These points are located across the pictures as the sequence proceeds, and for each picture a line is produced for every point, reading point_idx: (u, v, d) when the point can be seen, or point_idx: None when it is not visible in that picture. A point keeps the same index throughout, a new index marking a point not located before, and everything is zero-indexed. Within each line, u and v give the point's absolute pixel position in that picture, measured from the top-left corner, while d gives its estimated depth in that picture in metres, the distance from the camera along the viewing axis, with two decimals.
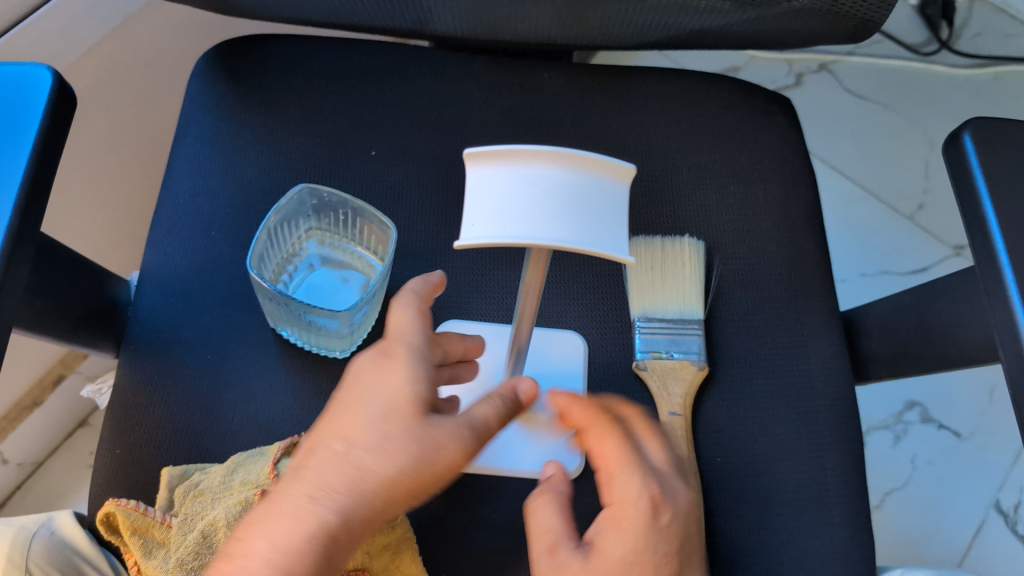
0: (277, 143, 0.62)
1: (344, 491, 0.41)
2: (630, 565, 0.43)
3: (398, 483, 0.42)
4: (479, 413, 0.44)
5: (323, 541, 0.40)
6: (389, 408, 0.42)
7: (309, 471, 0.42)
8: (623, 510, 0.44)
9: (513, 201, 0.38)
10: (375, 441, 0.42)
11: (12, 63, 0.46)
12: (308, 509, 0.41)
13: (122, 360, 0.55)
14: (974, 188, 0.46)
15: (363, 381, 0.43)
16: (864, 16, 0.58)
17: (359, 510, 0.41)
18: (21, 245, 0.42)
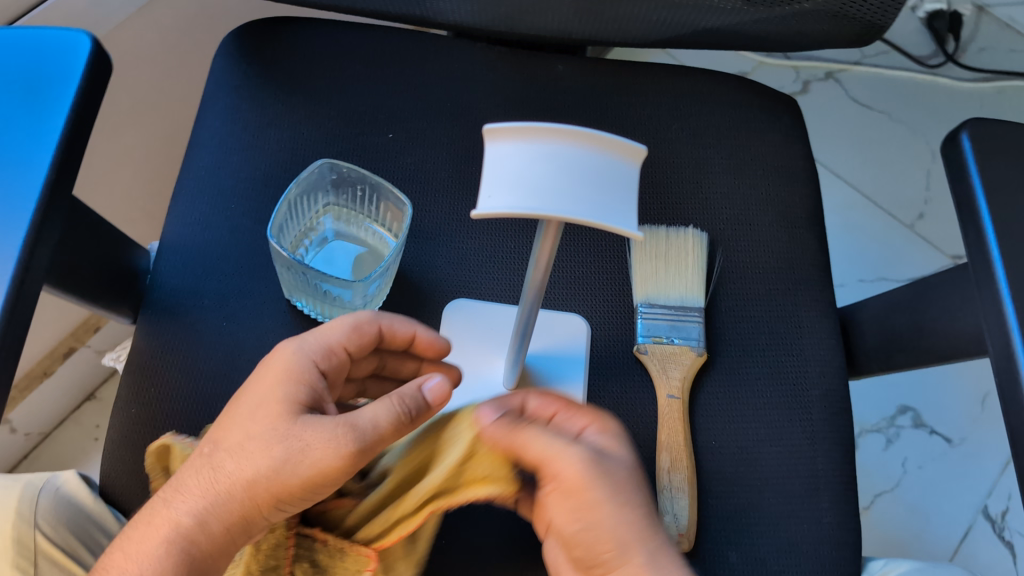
0: (298, 123, 0.64)
1: (202, 494, 0.45)
2: (638, 470, 0.45)
3: (255, 484, 0.44)
4: (367, 411, 0.44)
5: (176, 542, 0.44)
6: (258, 411, 0.45)
7: (179, 475, 0.46)
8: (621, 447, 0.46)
9: (529, 176, 0.40)
10: (235, 445, 0.45)
11: (53, 28, 0.49)
12: (168, 511, 0.44)
13: (140, 324, 0.57)
14: (970, 185, 0.48)
15: (249, 387, 0.47)
16: (870, 19, 0.60)
17: (213, 512, 0.44)
18: (57, 201, 0.44)
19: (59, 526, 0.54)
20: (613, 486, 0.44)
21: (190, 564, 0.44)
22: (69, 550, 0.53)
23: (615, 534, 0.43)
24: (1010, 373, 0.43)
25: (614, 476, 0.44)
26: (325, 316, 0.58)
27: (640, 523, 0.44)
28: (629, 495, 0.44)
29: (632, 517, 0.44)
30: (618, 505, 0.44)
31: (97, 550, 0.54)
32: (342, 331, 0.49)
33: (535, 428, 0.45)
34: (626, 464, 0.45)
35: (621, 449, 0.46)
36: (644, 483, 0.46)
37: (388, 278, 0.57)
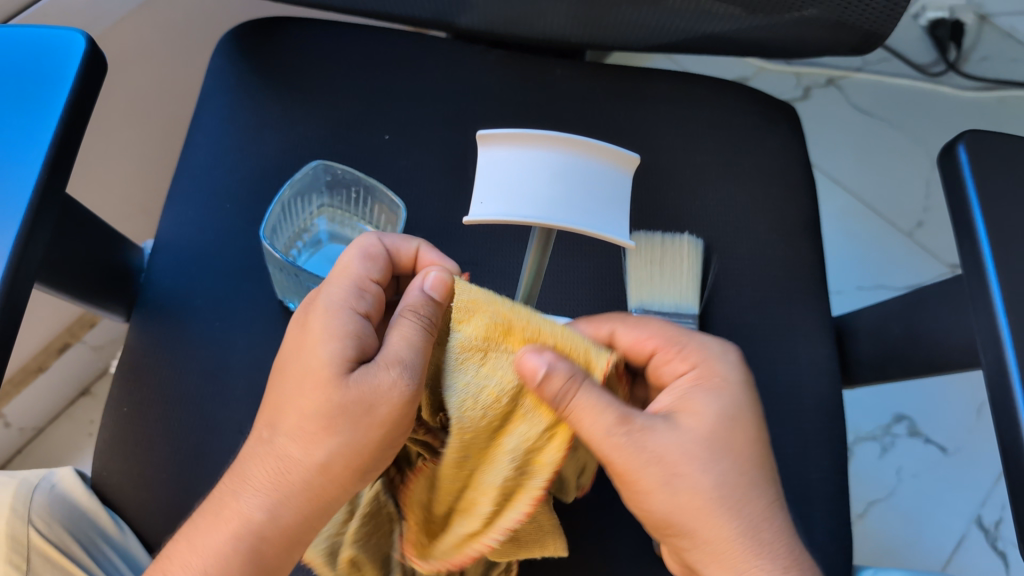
0: (294, 123, 0.64)
1: (270, 485, 0.45)
2: (711, 437, 0.45)
3: (327, 466, 0.44)
4: (411, 348, 0.43)
5: (245, 538, 0.45)
6: (305, 382, 0.44)
7: (241, 465, 0.46)
8: (691, 406, 0.46)
9: (524, 183, 0.40)
10: (296, 428, 0.44)
11: (47, 26, 0.48)
12: (238, 506, 0.45)
13: (133, 323, 0.57)
14: (966, 197, 0.48)
15: (291, 356, 0.46)
16: (869, 29, 0.60)
17: (285, 504, 0.45)
18: (49, 198, 0.44)
19: (53, 523, 0.53)
20: (671, 466, 0.43)
21: (257, 558, 0.45)
22: (63, 547, 0.53)
23: (677, 520, 0.44)
24: (1002, 387, 0.43)
25: (666, 455, 0.44)
26: None
27: (714, 500, 0.44)
28: (692, 474, 0.44)
29: (697, 498, 0.43)
30: (687, 486, 0.43)
31: (90, 546, 0.53)
32: (356, 261, 0.48)
33: (586, 390, 0.40)
34: (692, 437, 0.44)
35: (692, 414, 0.46)
36: (723, 451, 0.45)
37: None
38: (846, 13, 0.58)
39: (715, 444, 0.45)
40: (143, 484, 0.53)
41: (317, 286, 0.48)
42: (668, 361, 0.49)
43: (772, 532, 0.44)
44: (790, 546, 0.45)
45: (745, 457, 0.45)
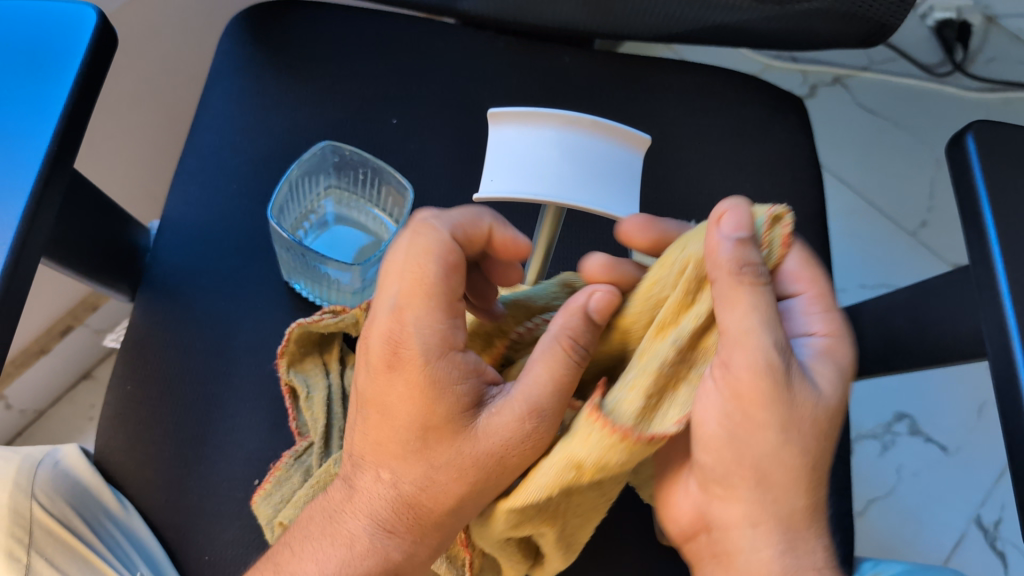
0: (302, 106, 0.64)
1: (401, 522, 0.44)
2: (836, 412, 0.41)
3: (459, 511, 0.43)
4: (544, 391, 0.40)
5: (383, 573, 0.45)
6: (423, 433, 0.41)
7: (363, 500, 0.45)
8: (822, 365, 0.42)
9: (535, 163, 0.40)
10: (418, 476, 0.43)
11: (59, 1, 0.48)
12: (372, 542, 0.45)
13: (139, 301, 0.57)
14: (974, 188, 0.48)
15: (396, 401, 0.42)
16: (880, 20, 0.59)
17: (419, 543, 0.45)
18: (59, 169, 0.44)
19: (56, 498, 0.53)
20: (790, 419, 0.39)
21: None
22: (65, 522, 0.53)
23: (765, 464, 0.41)
24: (1007, 376, 0.43)
25: (803, 412, 0.40)
26: (324, 299, 0.58)
27: (809, 473, 0.41)
28: (811, 436, 0.40)
29: (797, 459, 0.40)
30: (798, 443, 0.40)
31: (93, 522, 0.53)
32: (433, 275, 0.41)
33: (760, 286, 0.38)
34: (833, 406, 0.41)
35: (828, 387, 0.41)
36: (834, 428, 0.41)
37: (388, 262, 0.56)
38: (856, 4, 0.58)
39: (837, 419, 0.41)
40: (145, 462, 0.53)
41: (391, 305, 0.42)
42: (805, 314, 0.44)
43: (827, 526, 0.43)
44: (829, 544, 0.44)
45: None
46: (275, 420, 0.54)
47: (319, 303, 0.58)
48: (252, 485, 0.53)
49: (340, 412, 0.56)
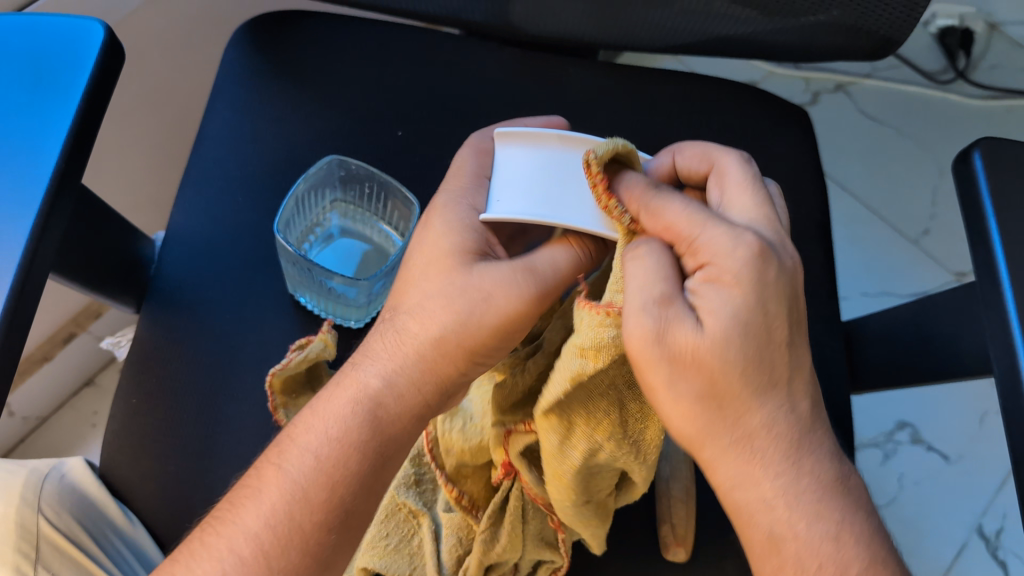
0: (308, 118, 0.64)
1: (394, 359, 0.44)
2: (738, 333, 0.36)
3: (440, 335, 0.44)
4: (548, 267, 0.44)
5: (362, 404, 0.43)
6: (432, 264, 0.45)
7: (365, 344, 0.46)
8: (720, 268, 0.37)
9: (534, 184, 0.44)
10: (414, 299, 0.45)
11: (66, 16, 0.48)
12: (358, 376, 0.44)
13: (144, 313, 0.57)
14: (981, 204, 0.48)
15: (410, 252, 0.47)
16: (885, 34, 0.59)
17: (406, 380, 0.44)
18: (67, 186, 0.44)
19: (61, 511, 0.53)
20: (678, 365, 0.36)
21: (371, 432, 0.43)
22: (70, 535, 0.53)
23: (682, 418, 0.38)
24: (1014, 395, 0.43)
25: (683, 354, 0.36)
26: (329, 312, 0.58)
27: (774, 439, 0.38)
28: (743, 387, 0.37)
29: (698, 406, 0.37)
30: (689, 390, 0.37)
31: (99, 535, 0.53)
32: (471, 162, 0.47)
33: (637, 262, 0.39)
34: (744, 341, 0.36)
35: (720, 313, 0.36)
36: (739, 361, 0.36)
37: (392, 277, 0.56)
38: (861, 19, 0.58)
39: (760, 349, 0.37)
40: (151, 475, 0.53)
41: (432, 199, 0.47)
42: None
43: (853, 483, 0.39)
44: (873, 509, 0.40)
45: (806, 384, 0.39)
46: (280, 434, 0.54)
47: (324, 316, 0.58)
48: None
49: None
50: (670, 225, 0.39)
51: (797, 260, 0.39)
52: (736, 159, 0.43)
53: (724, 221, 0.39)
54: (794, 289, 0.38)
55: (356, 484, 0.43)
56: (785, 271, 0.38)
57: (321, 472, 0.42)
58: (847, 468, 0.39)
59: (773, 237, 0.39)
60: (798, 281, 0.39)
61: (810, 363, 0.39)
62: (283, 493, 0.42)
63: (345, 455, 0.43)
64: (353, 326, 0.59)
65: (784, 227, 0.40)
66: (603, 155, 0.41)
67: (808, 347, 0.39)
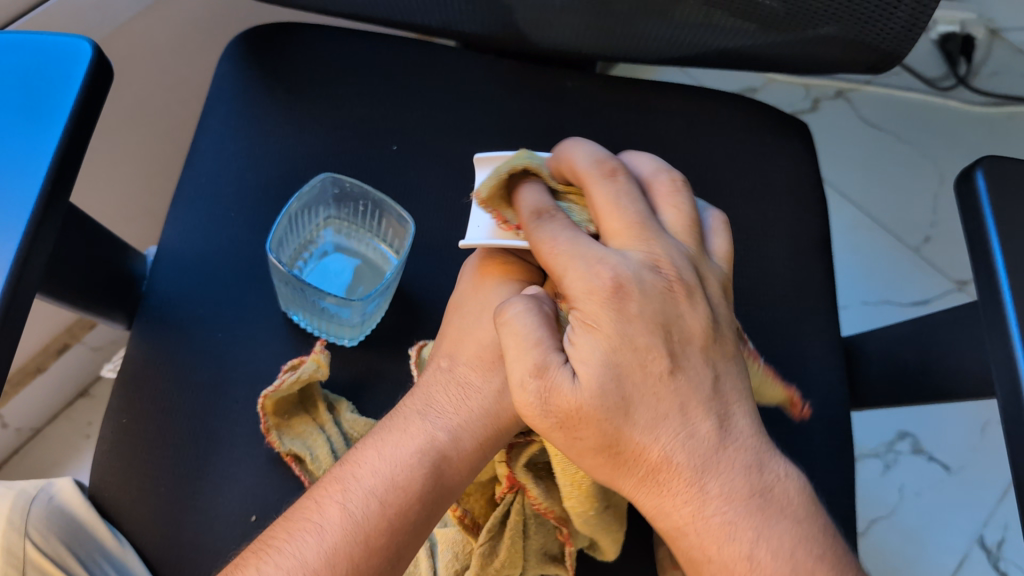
0: (302, 131, 0.63)
1: (454, 412, 0.47)
2: (609, 376, 0.39)
3: (504, 396, 0.48)
4: None
5: (429, 453, 0.45)
6: (490, 319, 0.49)
7: (422, 393, 0.48)
8: (589, 311, 0.40)
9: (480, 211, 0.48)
10: (477, 357, 0.49)
11: (54, 34, 0.48)
12: (423, 425, 0.46)
13: (134, 332, 0.56)
14: (983, 223, 0.47)
15: (467, 310, 0.50)
16: (886, 48, 0.59)
17: (467, 429, 0.46)
18: (53, 208, 0.43)
19: (49, 535, 0.52)
20: (572, 413, 0.39)
21: (435, 476, 0.45)
22: (56, 559, 0.51)
23: (588, 454, 0.40)
24: (1017, 418, 0.42)
25: (568, 409, 0.39)
26: (322, 332, 0.57)
27: (678, 464, 0.39)
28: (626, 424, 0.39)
29: (594, 448, 0.39)
30: (583, 433, 0.39)
31: (87, 560, 0.51)
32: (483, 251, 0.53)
33: (509, 323, 0.41)
34: (617, 380, 0.39)
35: (593, 360, 0.39)
36: (618, 400, 0.39)
37: (386, 296, 0.55)
38: (862, 32, 0.58)
39: (636, 384, 0.39)
40: (141, 497, 0.52)
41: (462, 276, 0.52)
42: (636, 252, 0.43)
43: (780, 492, 0.39)
44: (817, 517, 0.40)
45: (704, 405, 0.40)
46: (272, 454, 0.54)
47: (317, 335, 0.57)
48: (249, 521, 0.52)
49: None
50: (546, 261, 0.42)
51: (668, 278, 0.41)
52: (598, 177, 0.45)
53: (588, 253, 0.41)
54: (666, 313, 0.40)
55: (410, 529, 0.43)
56: (648, 298, 0.40)
57: (383, 517, 0.43)
58: (771, 477, 0.39)
59: (631, 259, 0.41)
60: (671, 303, 0.41)
61: (709, 382, 0.40)
62: (344, 531, 0.42)
63: (410, 501, 0.44)
64: (346, 344, 0.57)
65: (655, 242, 0.42)
66: (484, 194, 0.45)
67: (701, 368, 0.40)
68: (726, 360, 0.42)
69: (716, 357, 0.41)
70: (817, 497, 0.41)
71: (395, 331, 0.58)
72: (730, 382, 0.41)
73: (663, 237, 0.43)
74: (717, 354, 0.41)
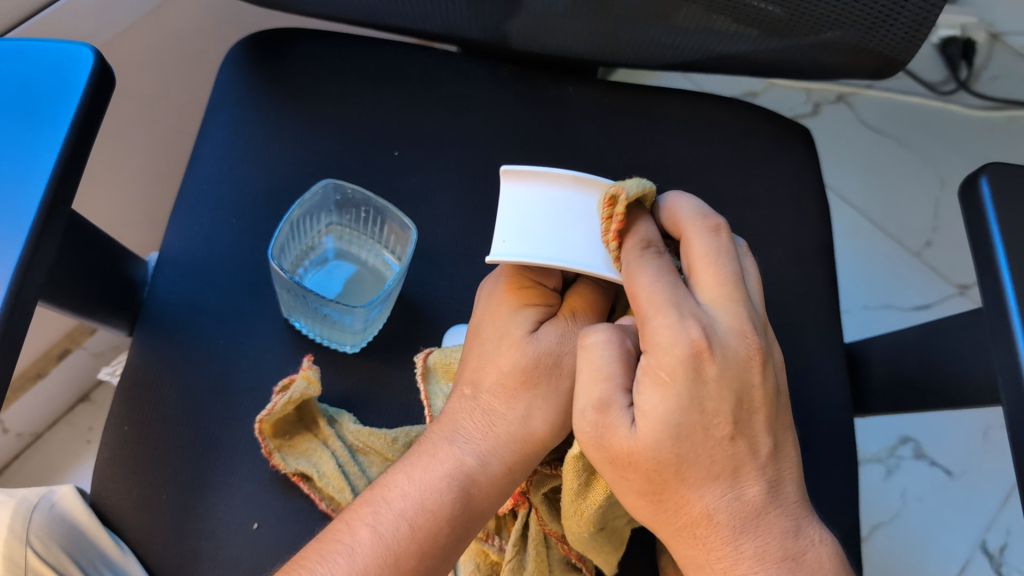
0: (304, 137, 0.63)
1: (481, 438, 0.46)
2: (675, 431, 0.38)
3: (529, 421, 0.46)
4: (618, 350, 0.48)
5: (458, 479, 0.45)
6: (504, 340, 0.47)
7: (448, 420, 0.47)
8: (663, 362, 0.39)
9: (571, 221, 0.44)
10: (500, 384, 0.47)
11: (56, 41, 0.47)
12: (451, 450, 0.46)
13: (136, 338, 0.56)
14: (988, 230, 0.47)
15: (485, 338, 0.48)
16: (889, 53, 0.58)
17: (493, 453, 0.46)
18: (55, 214, 0.43)
19: (50, 543, 0.51)
20: (622, 455, 0.40)
21: (464, 502, 0.44)
22: (56, 566, 0.51)
23: (633, 491, 0.41)
24: None
25: (622, 451, 0.39)
26: (324, 338, 0.57)
27: (717, 522, 0.40)
28: (678, 477, 0.39)
29: (644, 488, 0.40)
30: (632, 473, 0.40)
31: (87, 567, 0.51)
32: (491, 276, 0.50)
33: (595, 351, 0.42)
34: (675, 439, 0.38)
35: (659, 413, 0.38)
36: (676, 456, 0.39)
37: (388, 302, 0.55)
38: (865, 39, 0.57)
39: (695, 445, 0.39)
40: (142, 505, 0.52)
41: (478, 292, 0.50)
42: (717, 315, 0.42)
43: (812, 557, 0.40)
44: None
45: (758, 468, 0.40)
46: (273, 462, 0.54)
47: (319, 341, 0.57)
48: (251, 529, 0.52)
49: (357, 472, 0.54)
50: (636, 300, 0.40)
51: (753, 347, 0.39)
52: (700, 229, 0.42)
53: (683, 304, 0.39)
54: (744, 380, 0.39)
55: (439, 553, 0.43)
56: (729, 367, 0.39)
57: (413, 539, 0.43)
58: (804, 543, 0.41)
59: (720, 323, 0.39)
60: (748, 371, 0.39)
61: (767, 450, 0.40)
62: (374, 554, 0.42)
63: (440, 526, 0.43)
64: (348, 351, 0.57)
65: (742, 307, 0.40)
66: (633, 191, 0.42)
67: (764, 436, 0.40)
68: (783, 428, 0.41)
69: (779, 424, 0.41)
70: (847, 563, 0.42)
71: (396, 339, 0.58)
72: (787, 451, 0.41)
73: (750, 303, 0.41)
74: (778, 422, 0.41)
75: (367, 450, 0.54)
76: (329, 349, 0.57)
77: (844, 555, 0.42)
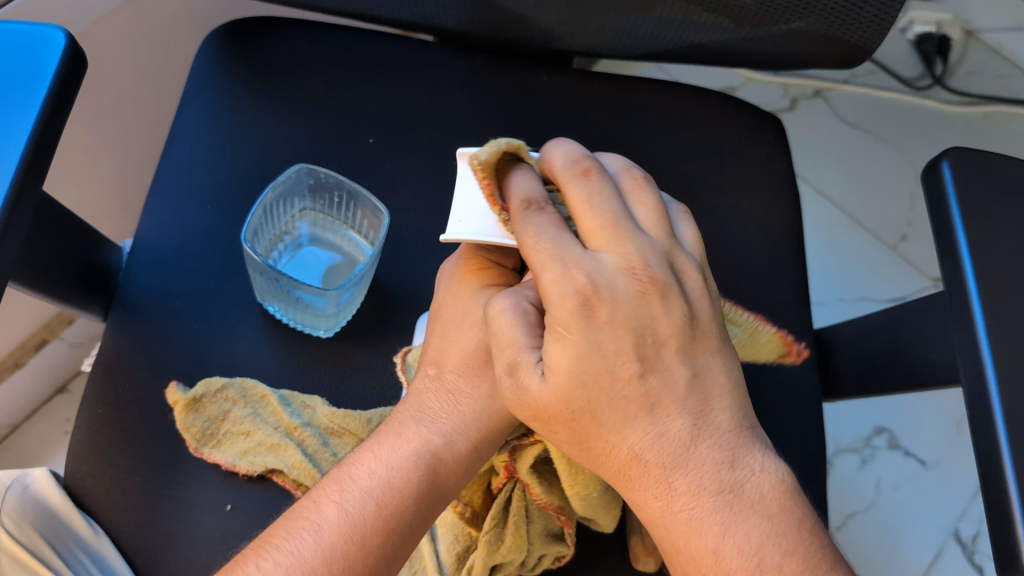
0: (279, 125, 0.63)
1: (446, 417, 0.47)
2: (579, 376, 0.39)
3: (494, 397, 0.48)
4: None
5: (423, 457, 0.45)
6: (466, 323, 0.49)
7: (414, 400, 0.48)
8: (556, 309, 0.39)
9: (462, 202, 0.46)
10: (464, 364, 0.49)
11: (25, 22, 0.48)
12: (418, 429, 0.46)
13: (110, 322, 0.56)
14: (949, 212, 0.47)
15: (448, 320, 0.50)
16: (858, 41, 0.59)
17: (460, 431, 0.47)
18: (26, 194, 0.43)
19: (23, 523, 0.51)
20: (537, 406, 0.41)
21: (430, 479, 0.45)
22: (33, 550, 0.51)
23: (570, 445, 0.41)
24: (980, 403, 0.42)
25: (538, 406, 0.40)
26: (298, 322, 0.57)
27: (647, 460, 0.39)
28: (596, 426, 0.40)
29: (570, 439, 0.41)
30: (557, 431, 0.41)
31: (62, 549, 0.51)
32: (447, 264, 0.52)
33: (503, 321, 0.42)
34: (584, 387, 0.39)
35: (563, 362, 0.39)
36: (585, 399, 0.39)
37: (362, 285, 0.56)
38: (834, 26, 0.58)
39: (604, 390, 0.39)
40: (115, 486, 0.52)
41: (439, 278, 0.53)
42: None
43: (753, 487, 0.39)
44: (794, 509, 0.40)
45: (678, 400, 0.40)
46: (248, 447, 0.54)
47: (293, 325, 0.57)
48: (223, 510, 0.52)
49: (328, 458, 0.54)
50: (528, 255, 0.41)
51: (643, 280, 0.39)
52: (572, 176, 0.42)
53: (567, 255, 0.39)
54: (640, 317, 0.39)
55: (405, 530, 0.44)
56: (620, 305, 0.39)
57: (379, 517, 0.43)
58: (744, 473, 0.40)
59: (605, 264, 0.39)
60: (644, 307, 0.39)
61: (683, 380, 0.40)
62: (340, 530, 0.42)
63: (405, 503, 0.44)
64: (321, 335, 0.57)
65: (629, 244, 0.40)
66: (485, 157, 0.43)
67: (678, 366, 0.40)
68: (707, 355, 0.41)
69: (695, 353, 0.40)
70: (799, 488, 0.41)
71: (370, 323, 0.58)
72: (713, 376, 0.40)
73: (638, 236, 0.40)
74: (697, 350, 0.40)
75: (341, 432, 0.55)
76: (302, 334, 0.57)
77: (796, 483, 0.41)
